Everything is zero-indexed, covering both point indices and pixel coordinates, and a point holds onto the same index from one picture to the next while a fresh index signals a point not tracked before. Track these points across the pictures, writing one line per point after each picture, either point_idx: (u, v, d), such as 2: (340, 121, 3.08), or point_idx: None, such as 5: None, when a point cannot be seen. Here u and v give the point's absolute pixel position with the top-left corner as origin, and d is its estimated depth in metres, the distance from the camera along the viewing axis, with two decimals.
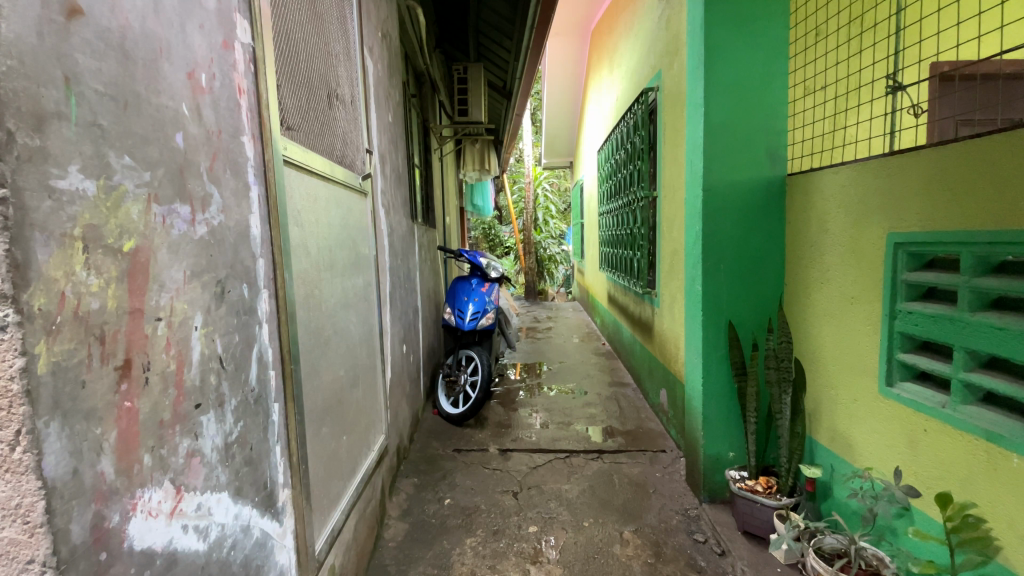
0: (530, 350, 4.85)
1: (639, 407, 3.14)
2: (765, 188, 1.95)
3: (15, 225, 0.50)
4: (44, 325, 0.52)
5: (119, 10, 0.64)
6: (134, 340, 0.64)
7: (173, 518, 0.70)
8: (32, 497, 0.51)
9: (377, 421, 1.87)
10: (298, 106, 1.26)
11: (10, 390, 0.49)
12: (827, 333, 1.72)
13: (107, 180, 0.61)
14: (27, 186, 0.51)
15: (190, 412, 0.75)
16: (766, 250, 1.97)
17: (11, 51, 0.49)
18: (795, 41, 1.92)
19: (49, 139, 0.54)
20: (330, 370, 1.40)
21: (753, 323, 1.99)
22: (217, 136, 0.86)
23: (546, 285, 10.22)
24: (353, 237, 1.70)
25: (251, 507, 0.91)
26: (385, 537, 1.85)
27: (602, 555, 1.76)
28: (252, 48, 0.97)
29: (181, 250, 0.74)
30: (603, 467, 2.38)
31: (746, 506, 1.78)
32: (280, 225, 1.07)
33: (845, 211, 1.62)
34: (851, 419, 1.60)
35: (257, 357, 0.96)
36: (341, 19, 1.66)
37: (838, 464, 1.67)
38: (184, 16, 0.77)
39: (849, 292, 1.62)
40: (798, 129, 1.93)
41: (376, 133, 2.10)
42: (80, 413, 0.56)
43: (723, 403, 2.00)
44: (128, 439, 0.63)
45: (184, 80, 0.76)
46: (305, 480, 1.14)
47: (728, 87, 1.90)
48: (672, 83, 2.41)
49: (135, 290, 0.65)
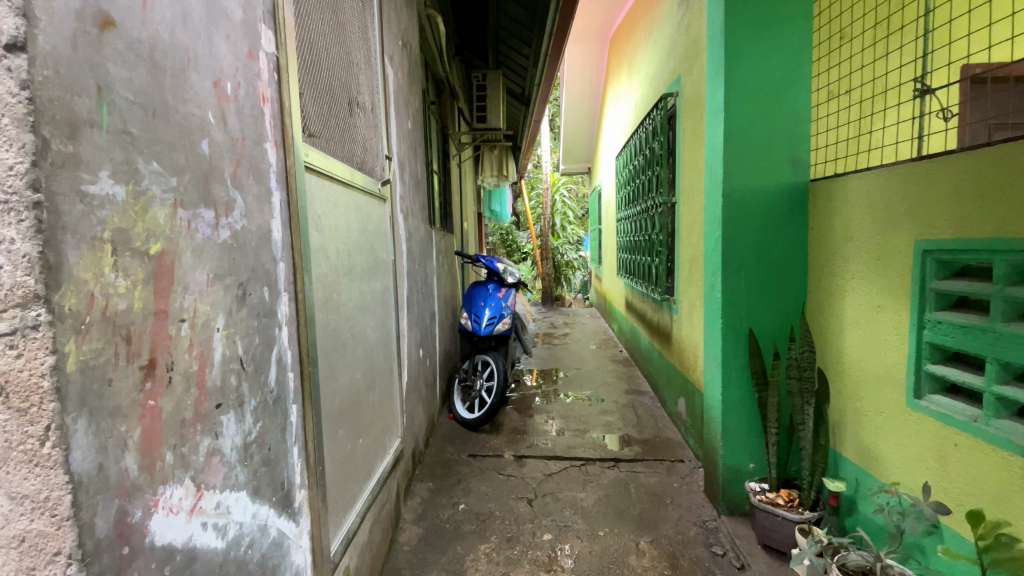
0: (546, 356, 4.84)
1: (657, 415, 3.10)
2: (787, 194, 1.91)
3: (49, 228, 0.52)
4: (73, 324, 0.54)
5: (150, 22, 0.67)
6: (158, 340, 0.66)
7: (193, 515, 0.71)
8: (59, 491, 0.52)
9: (393, 424, 1.89)
10: (319, 114, 1.29)
11: (41, 387, 0.51)
12: (852, 343, 1.68)
13: (135, 186, 0.63)
14: (60, 192, 0.53)
15: (211, 412, 0.77)
16: (788, 258, 1.93)
17: (47, 62, 0.52)
18: (819, 45, 1.88)
19: (82, 146, 0.56)
20: (348, 373, 1.42)
21: (774, 332, 1.95)
22: (242, 142, 0.88)
23: (563, 291, 10.26)
24: (371, 242, 1.72)
25: (269, 507, 0.92)
26: (399, 540, 1.86)
27: (618, 566, 1.73)
28: (276, 58, 1.00)
29: (204, 253, 0.76)
30: (620, 475, 2.35)
31: (766, 519, 1.73)
32: (300, 229, 1.08)
33: (872, 217, 1.58)
34: (877, 432, 1.55)
35: (277, 360, 0.98)
36: (362, 28, 1.69)
37: (863, 478, 1.61)
38: (211, 27, 0.79)
39: (874, 300, 1.58)
40: (822, 134, 1.88)
41: (395, 139, 2.13)
42: (106, 411, 0.58)
43: (743, 413, 1.96)
44: (151, 436, 0.64)
45: (210, 88, 0.79)
46: (322, 482, 1.16)
47: (749, 93, 1.89)
48: (691, 87, 2.40)
49: (160, 292, 0.67)
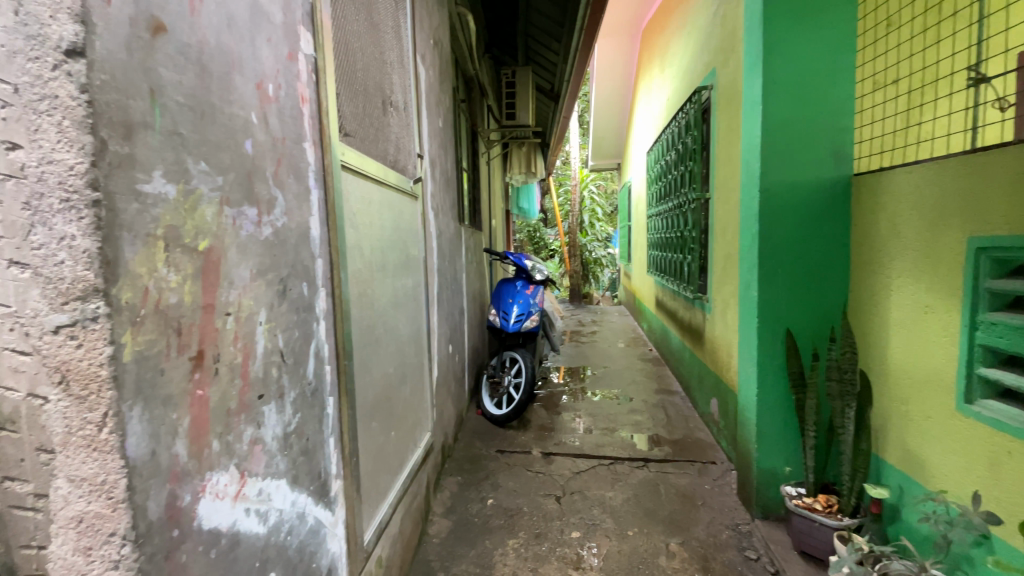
0: (574, 354, 4.82)
1: (687, 416, 3.05)
2: (829, 189, 1.84)
3: (107, 225, 0.54)
4: (129, 317, 0.57)
5: (198, 27, 0.69)
6: (206, 333, 0.69)
7: (237, 501, 0.75)
8: (115, 475, 0.55)
9: (423, 419, 1.92)
10: (354, 113, 1.32)
11: (100, 376, 0.54)
12: (898, 344, 1.61)
13: (185, 185, 0.66)
14: (117, 190, 0.56)
15: (254, 402, 0.80)
16: (830, 255, 1.86)
17: (103, 66, 0.54)
18: (864, 33, 1.80)
19: (136, 147, 0.59)
20: (381, 367, 1.45)
21: (814, 331, 1.88)
22: (283, 142, 0.91)
23: (591, 288, 10.18)
24: (403, 239, 1.75)
25: (307, 495, 0.95)
26: (429, 533, 1.90)
27: (647, 566, 1.72)
28: (314, 59, 1.03)
29: (248, 250, 0.79)
30: (649, 475, 2.32)
31: (803, 524, 1.69)
32: (337, 226, 1.11)
33: (920, 212, 1.51)
34: (924, 438, 1.48)
35: (315, 353, 1.00)
36: (395, 28, 1.72)
37: (907, 485, 1.55)
38: (254, 30, 0.82)
39: (921, 300, 1.51)
40: (867, 125, 1.80)
41: (426, 137, 2.15)
42: (158, 399, 0.60)
43: (779, 415, 1.90)
44: (199, 424, 0.67)
45: (253, 90, 0.82)
46: (356, 473, 1.19)
47: (789, 85, 1.83)
48: (727, 80, 2.34)
49: (207, 286, 0.70)
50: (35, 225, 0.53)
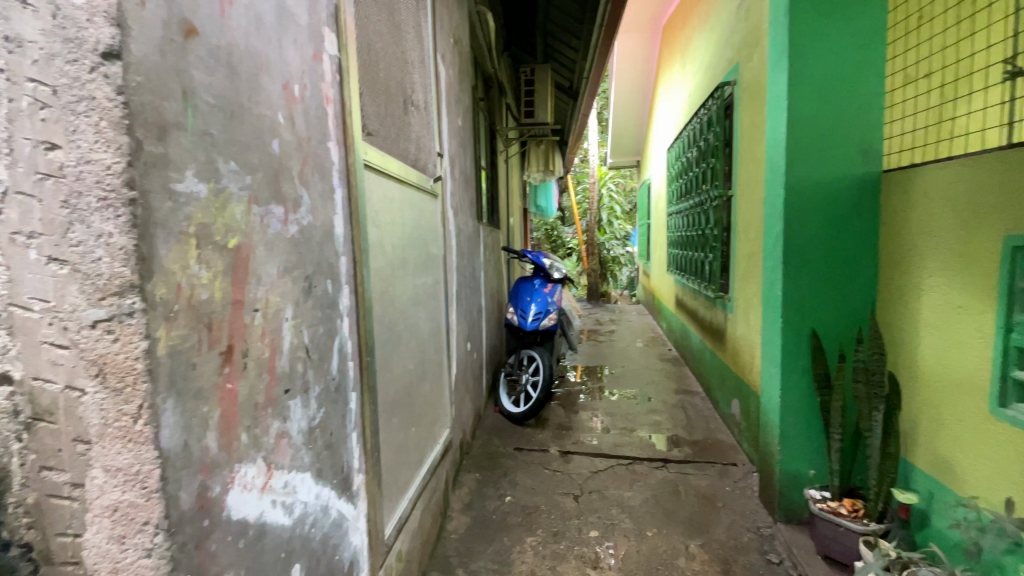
0: (592, 353, 4.80)
1: (708, 417, 3.01)
2: (857, 186, 1.80)
3: (143, 223, 0.56)
4: (163, 312, 0.59)
5: (228, 30, 0.71)
6: (235, 329, 0.71)
7: (264, 493, 0.76)
8: (149, 465, 0.57)
9: (443, 415, 1.94)
10: (376, 113, 1.33)
11: (135, 369, 0.56)
12: (930, 346, 1.56)
13: (216, 184, 0.68)
14: (152, 189, 0.57)
15: (281, 397, 0.81)
16: (857, 254, 1.81)
17: (138, 69, 0.56)
18: (894, 25, 1.74)
19: (170, 147, 0.60)
20: (401, 364, 1.46)
21: (841, 332, 1.84)
22: (308, 142, 0.92)
23: (609, 287, 10.10)
24: (423, 238, 1.76)
25: (330, 488, 0.97)
26: (448, 528, 1.91)
27: (667, 568, 1.70)
28: (338, 60, 1.04)
29: (275, 248, 0.81)
30: (669, 476, 2.30)
31: (827, 529, 1.65)
32: (360, 225, 1.12)
33: (954, 210, 1.46)
34: (956, 443, 1.43)
35: (339, 349, 1.02)
36: (417, 27, 1.73)
37: (937, 490, 1.50)
38: (280, 32, 0.84)
39: (955, 300, 1.46)
40: (897, 121, 1.73)
41: (446, 136, 2.16)
42: (190, 392, 0.62)
43: (804, 417, 1.86)
44: (229, 417, 0.69)
45: (280, 91, 0.83)
46: (377, 468, 1.20)
47: (815, 80, 1.79)
48: (751, 75, 2.30)
49: (236, 283, 0.72)
50: (73, 223, 0.55)
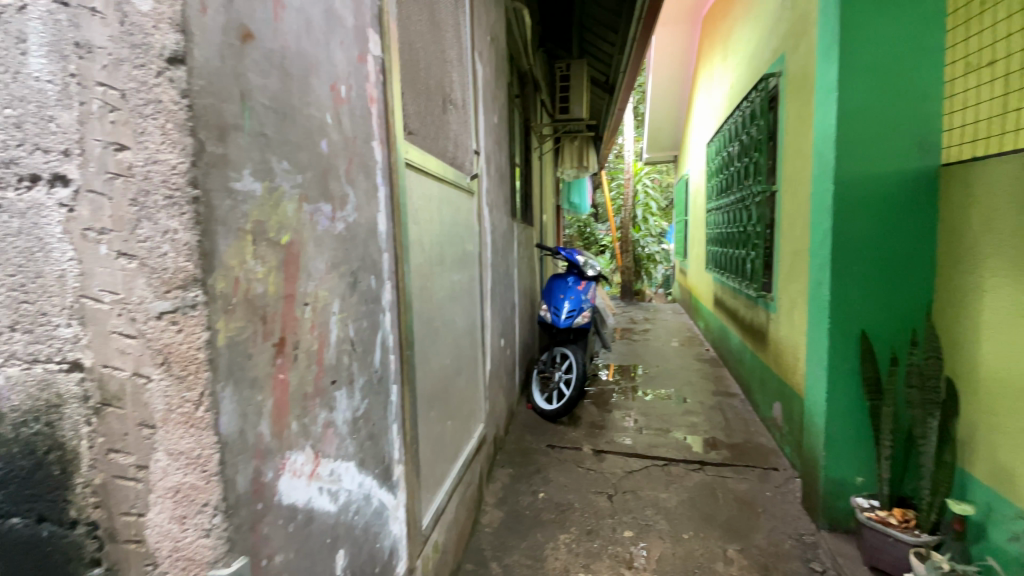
0: (626, 352, 4.73)
1: (747, 420, 2.92)
2: (913, 181, 1.70)
3: (205, 220, 0.59)
4: (222, 305, 0.62)
5: (281, 34, 0.74)
6: (287, 322, 0.74)
7: (312, 479, 0.79)
8: (209, 449, 0.60)
9: (477, 411, 1.96)
10: (416, 111, 1.35)
11: (198, 358, 0.59)
12: (991, 351, 1.46)
13: (270, 182, 0.71)
14: (213, 188, 0.60)
15: (328, 387, 0.84)
16: (912, 253, 1.72)
17: (200, 73, 0.59)
18: (956, 10, 1.64)
19: (229, 148, 0.63)
20: (439, 359, 1.49)
21: (893, 334, 1.75)
22: (353, 141, 0.95)
23: (643, 285, 9.92)
24: (460, 235, 1.78)
25: (372, 478, 1.00)
26: (482, 522, 1.93)
27: (703, 571, 1.67)
28: (382, 60, 1.06)
29: (324, 244, 0.84)
30: (706, 479, 2.25)
31: (875, 538, 1.59)
32: (401, 222, 1.15)
33: (1020, 206, 1.37)
34: (1018, 453, 1.35)
35: (381, 343, 1.05)
36: (455, 26, 1.75)
37: (997, 503, 1.40)
38: (328, 34, 0.86)
39: (1020, 303, 1.36)
40: (957, 112, 1.63)
41: (483, 133, 2.17)
42: (246, 381, 0.65)
43: (851, 422, 1.79)
44: (281, 406, 0.72)
45: (328, 92, 0.86)
46: (416, 459, 1.23)
47: (867, 70, 1.70)
48: (798, 66, 2.21)
49: (288, 278, 0.75)
50: (141, 220, 0.58)
